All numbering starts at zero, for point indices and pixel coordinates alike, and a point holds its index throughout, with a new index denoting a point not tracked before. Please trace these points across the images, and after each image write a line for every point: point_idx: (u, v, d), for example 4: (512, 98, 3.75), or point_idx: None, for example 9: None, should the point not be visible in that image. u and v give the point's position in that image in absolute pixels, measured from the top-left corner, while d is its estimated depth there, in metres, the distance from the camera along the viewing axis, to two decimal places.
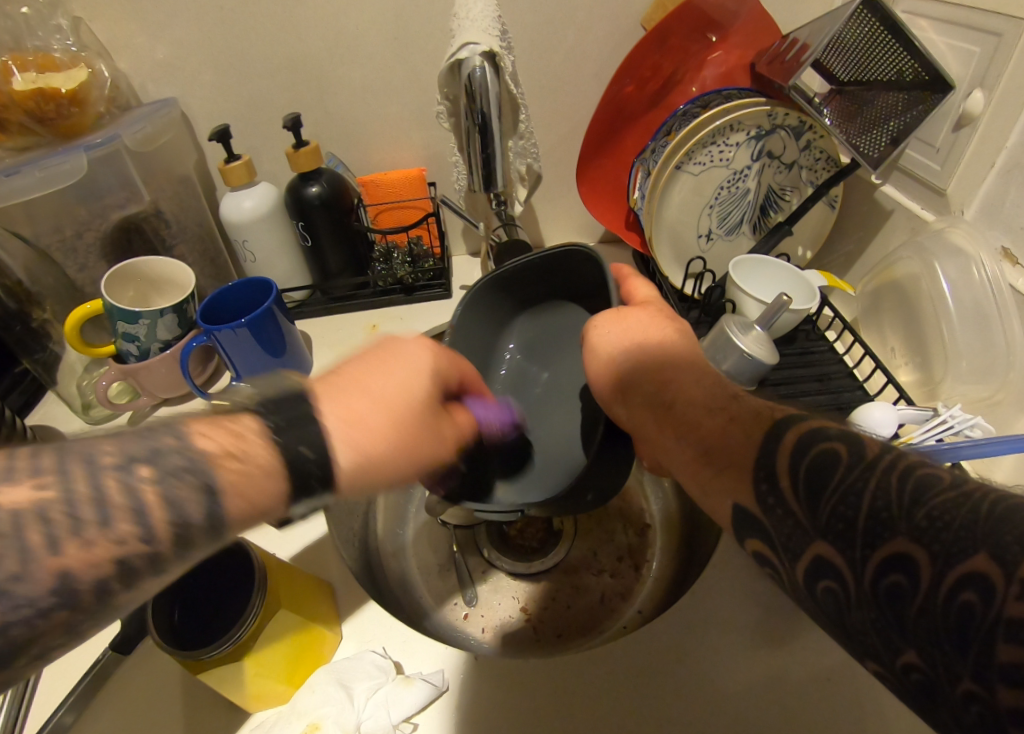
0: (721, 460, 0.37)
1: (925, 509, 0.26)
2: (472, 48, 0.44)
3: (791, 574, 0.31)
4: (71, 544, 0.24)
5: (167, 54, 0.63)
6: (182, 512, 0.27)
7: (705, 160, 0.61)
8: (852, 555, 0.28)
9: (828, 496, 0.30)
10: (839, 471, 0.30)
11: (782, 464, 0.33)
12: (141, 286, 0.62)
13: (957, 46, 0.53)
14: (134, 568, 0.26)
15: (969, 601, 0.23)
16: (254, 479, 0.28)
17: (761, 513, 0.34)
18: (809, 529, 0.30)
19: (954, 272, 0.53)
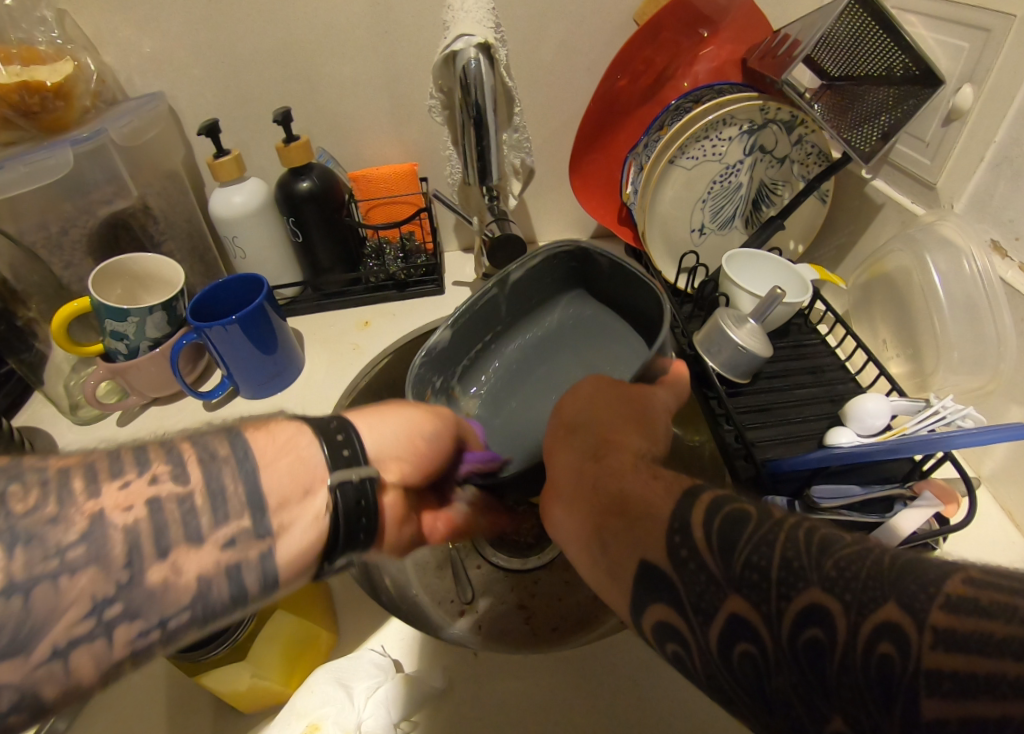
0: (631, 513, 0.33)
1: (833, 559, 0.26)
2: (467, 40, 0.43)
3: (773, 632, 0.26)
4: (108, 487, 0.29)
5: (154, 49, 0.62)
6: (212, 467, 0.32)
7: (698, 154, 0.61)
8: (767, 609, 0.27)
9: (739, 547, 0.29)
10: (750, 524, 0.29)
11: (693, 515, 0.31)
12: (128, 283, 0.61)
13: (946, 42, 0.54)
14: (160, 525, 0.29)
15: (886, 651, 0.23)
16: (300, 449, 0.34)
17: (670, 568, 0.30)
18: (720, 581, 0.29)
19: (945, 265, 0.54)
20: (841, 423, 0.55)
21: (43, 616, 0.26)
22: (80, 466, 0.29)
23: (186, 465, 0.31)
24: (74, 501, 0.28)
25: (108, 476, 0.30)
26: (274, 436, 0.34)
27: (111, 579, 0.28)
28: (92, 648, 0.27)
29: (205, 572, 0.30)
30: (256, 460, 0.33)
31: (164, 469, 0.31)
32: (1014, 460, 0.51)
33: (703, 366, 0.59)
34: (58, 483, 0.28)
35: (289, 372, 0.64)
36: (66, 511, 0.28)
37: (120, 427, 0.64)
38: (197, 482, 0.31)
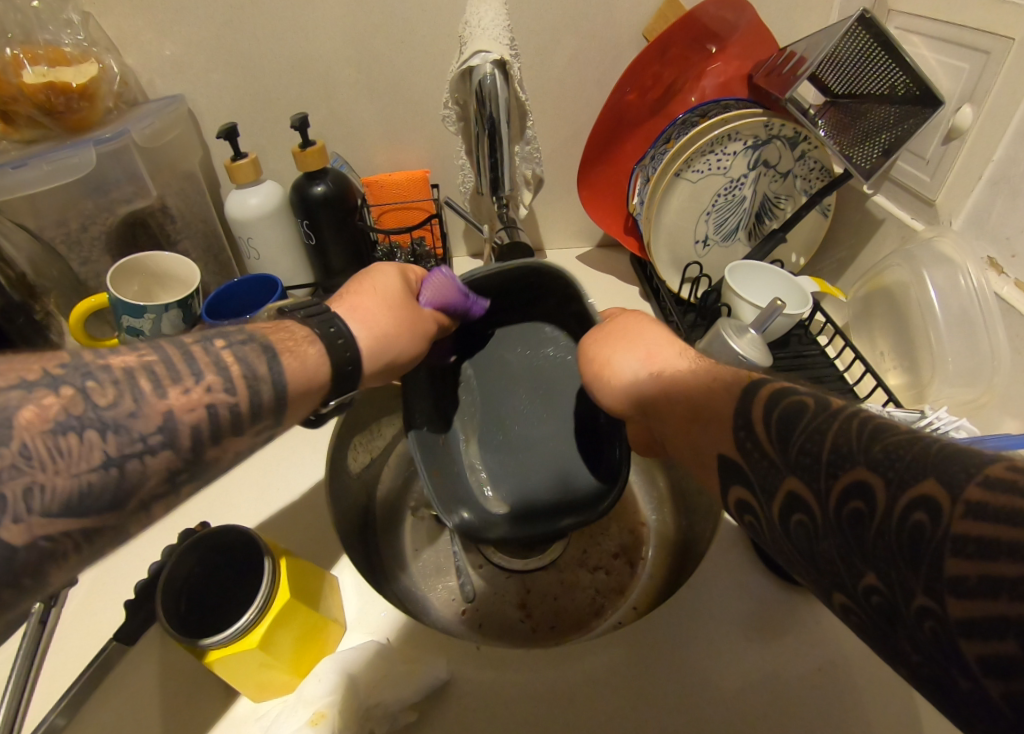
0: (709, 415, 0.35)
1: (880, 445, 0.25)
2: (484, 56, 0.45)
3: (805, 545, 0.28)
4: (172, 390, 0.31)
5: (175, 52, 0.64)
6: (255, 382, 0.34)
7: (703, 167, 0.62)
8: (841, 508, 0.26)
9: (797, 433, 0.29)
10: (807, 415, 0.29)
11: (756, 412, 0.32)
12: (145, 280, 0.63)
13: (947, 64, 0.55)
14: (217, 421, 0.32)
15: (918, 521, 0.23)
16: (302, 355, 0.37)
17: (739, 458, 0.32)
18: (778, 464, 0.30)
19: (942, 281, 0.55)
20: None
21: (127, 488, 0.29)
22: (140, 366, 0.31)
23: (231, 375, 0.33)
24: (146, 399, 0.30)
25: (168, 378, 0.31)
26: (302, 361, 0.37)
27: (180, 458, 0.31)
28: (168, 504, 0.31)
29: (249, 447, 0.35)
30: (276, 367, 0.35)
31: (217, 380, 0.32)
32: None
33: None
34: (126, 379, 0.30)
35: None
36: (142, 408, 0.30)
37: None
38: (252, 395, 0.34)
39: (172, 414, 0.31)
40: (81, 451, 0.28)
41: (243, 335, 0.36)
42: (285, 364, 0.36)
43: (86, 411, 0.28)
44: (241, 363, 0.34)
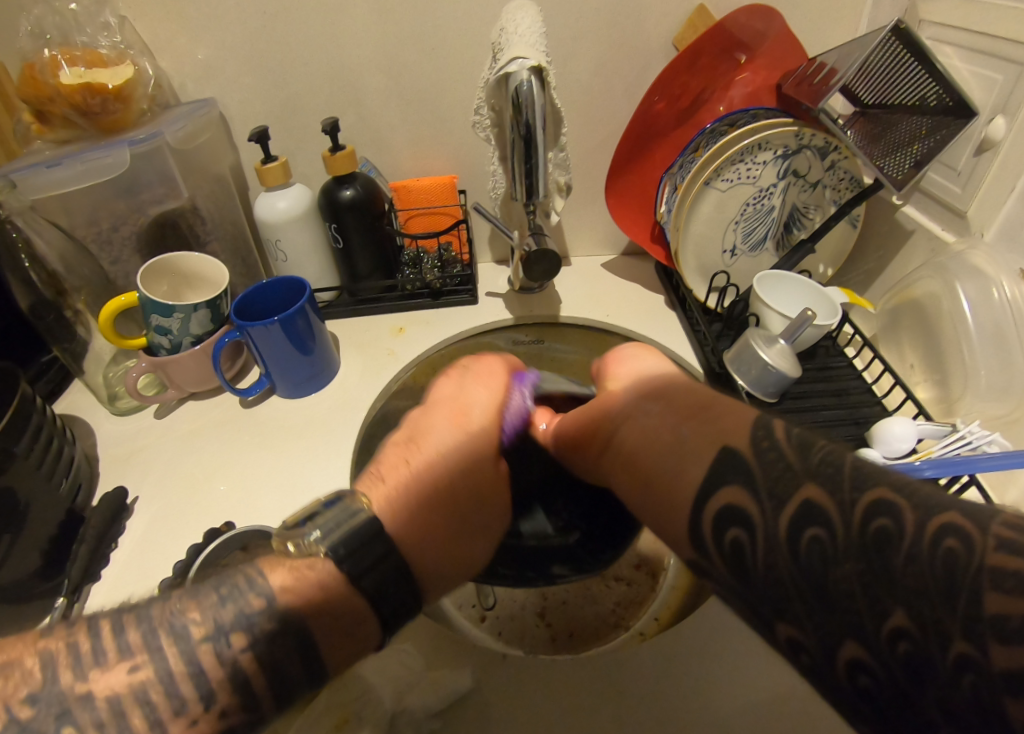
0: (697, 441, 0.39)
1: (950, 574, 0.26)
2: (521, 63, 0.45)
3: (816, 643, 0.29)
4: (97, 672, 0.28)
5: (208, 56, 0.65)
6: (224, 653, 0.30)
7: (732, 177, 0.62)
8: (873, 632, 0.27)
9: (892, 545, 0.28)
10: (891, 534, 0.28)
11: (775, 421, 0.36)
12: (174, 281, 0.64)
13: (981, 74, 0.55)
14: (175, 693, 0.29)
15: (997, 640, 0.24)
16: (304, 579, 0.33)
17: (746, 495, 0.34)
18: (798, 471, 0.33)
19: (974, 292, 0.55)
20: (867, 445, 0.56)
21: None
22: (130, 695, 0.28)
23: (179, 676, 0.29)
24: (71, 680, 0.28)
25: (166, 708, 0.28)
26: (301, 593, 0.33)
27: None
28: None
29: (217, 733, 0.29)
30: (266, 592, 0.32)
31: (189, 694, 0.29)
32: None
33: (732, 384, 0.59)
34: (72, 708, 0.27)
35: (324, 373, 0.66)
36: (86, 693, 0.28)
37: (157, 420, 0.65)
38: (234, 677, 0.30)
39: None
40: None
41: (209, 626, 0.30)
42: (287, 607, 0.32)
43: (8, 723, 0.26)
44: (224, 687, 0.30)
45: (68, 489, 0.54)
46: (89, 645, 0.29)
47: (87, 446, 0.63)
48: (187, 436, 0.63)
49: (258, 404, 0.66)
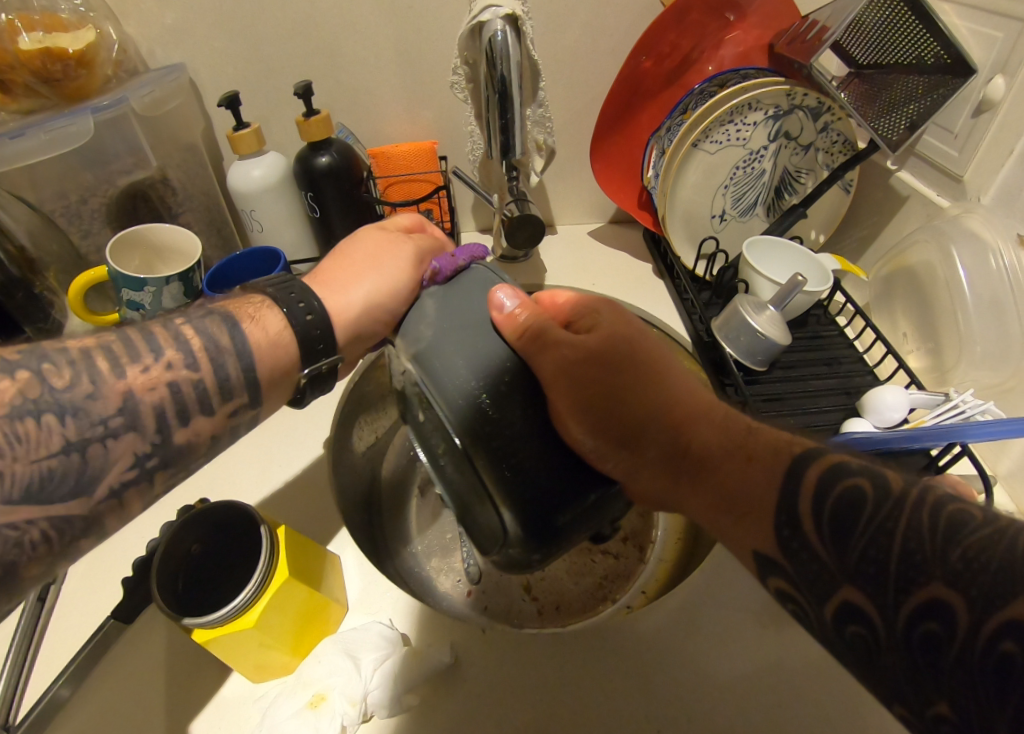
0: (741, 505, 0.35)
1: (959, 549, 0.26)
2: (495, 11, 0.43)
3: (817, 614, 0.31)
4: (131, 370, 0.32)
5: (175, 19, 0.62)
6: (220, 356, 0.35)
7: (721, 139, 0.60)
8: (885, 600, 0.28)
9: (857, 533, 0.29)
10: (867, 506, 0.29)
11: (813, 481, 0.32)
12: (145, 254, 0.62)
13: (979, 32, 0.52)
14: (182, 401, 0.33)
15: (1008, 649, 0.23)
16: (263, 321, 0.37)
17: (781, 555, 0.33)
18: (834, 572, 0.30)
19: (970, 260, 0.53)
20: (858, 415, 0.54)
21: (91, 473, 0.30)
22: (100, 354, 0.31)
23: (196, 354, 0.34)
24: (104, 381, 0.31)
25: (129, 361, 0.32)
26: (263, 328, 0.37)
27: (147, 441, 0.32)
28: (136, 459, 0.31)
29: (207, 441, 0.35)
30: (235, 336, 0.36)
31: (178, 359, 0.33)
32: None
33: (721, 352, 0.58)
34: (85, 372, 0.30)
35: None
36: (100, 389, 0.30)
37: None
38: (219, 382, 0.34)
39: (133, 397, 0.31)
40: (44, 438, 0.29)
41: (204, 316, 0.36)
42: (246, 346, 0.36)
43: (41, 395, 0.29)
44: (215, 362, 0.34)
45: None
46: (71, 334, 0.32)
47: None
48: None
49: None
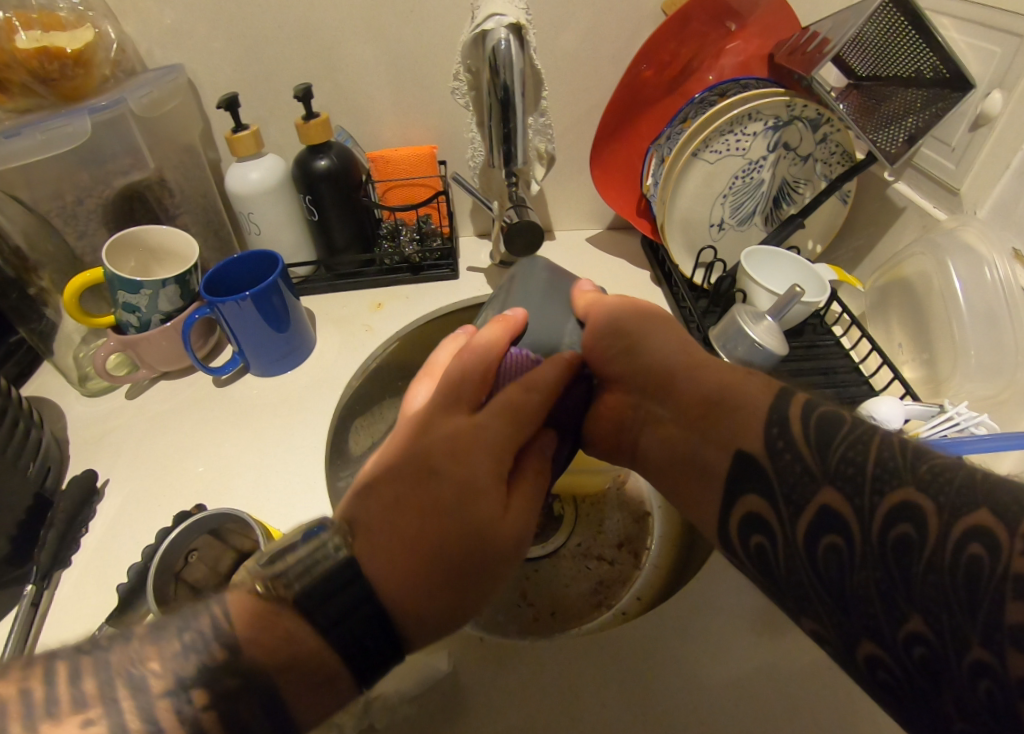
0: (730, 404, 0.41)
1: (927, 465, 0.31)
2: (498, 20, 0.43)
3: (789, 535, 0.35)
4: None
5: (174, 20, 0.61)
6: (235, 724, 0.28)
7: (721, 148, 0.60)
8: (858, 502, 0.32)
9: (835, 443, 0.35)
10: (845, 423, 0.35)
11: (791, 412, 0.37)
12: (141, 256, 0.61)
13: (976, 45, 0.52)
14: None
15: (976, 554, 0.27)
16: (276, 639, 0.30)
17: (769, 473, 0.37)
18: (815, 473, 0.35)
19: (965, 271, 0.53)
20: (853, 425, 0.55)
21: None
22: None
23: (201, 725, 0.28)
24: None
25: None
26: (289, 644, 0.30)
27: None
28: None
29: None
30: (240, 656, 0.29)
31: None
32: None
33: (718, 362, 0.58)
34: None
35: (299, 350, 0.64)
36: None
37: (129, 400, 0.63)
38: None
39: None
40: None
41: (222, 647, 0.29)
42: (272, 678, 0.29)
43: None
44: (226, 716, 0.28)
45: (36, 474, 0.51)
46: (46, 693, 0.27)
47: (56, 429, 0.60)
48: (159, 417, 0.61)
49: (232, 383, 0.64)
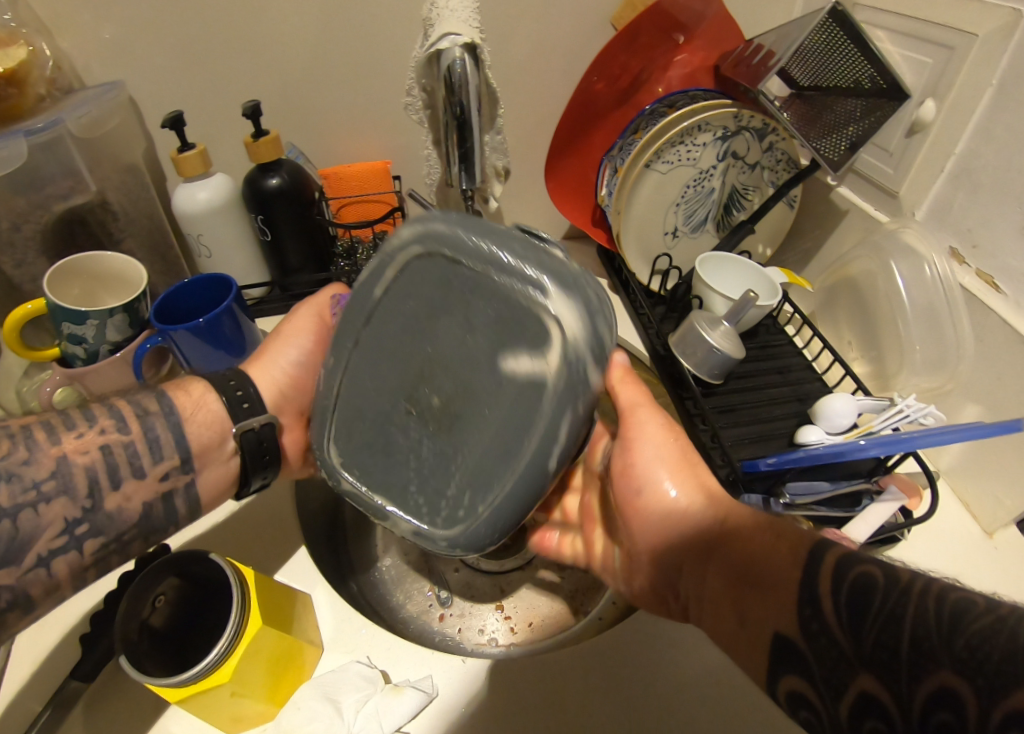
0: (763, 581, 0.32)
1: (964, 637, 0.23)
2: (453, 39, 0.44)
3: (831, 711, 0.27)
4: (66, 437, 0.38)
5: (115, 35, 0.59)
6: (148, 419, 0.42)
7: (672, 158, 0.62)
8: (896, 685, 0.24)
9: (869, 620, 0.26)
10: (877, 593, 0.27)
11: (824, 568, 0.29)
12: (86, 283, 0.58)
13: (910, 57, 0.55)
14: (112, 464, 0.39)
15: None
16: (219, 468, 0.45)
17: (801, 640, 0.29)
18: (850, 656, 0.27)
19: (907, 270, 0.56)
20: (811, 421, 0.57)
21: (26, 537, 0.35)
22: (95, 466, 0.39)
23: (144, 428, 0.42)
24: (39, 447, 0.37)
25: (106, 480, 0.39)
26: (194, 402, 0.45)
27: (76, 505, 0.38)
28: (66, 557, 0.37)
29: (147, 499, 0.41)
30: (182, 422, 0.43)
31: (118, 432, 0.40)
32: (970, 456, 0.53)
33: (679, 367, 0.60)
34: (63, 484, 0.37)
35: None
36: (36, 454, 0.37)
37: None
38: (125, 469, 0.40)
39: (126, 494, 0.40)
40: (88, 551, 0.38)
41: (159, 403, 0.43)
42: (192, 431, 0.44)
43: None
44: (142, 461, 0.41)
45: None
46: (43, 443, 0.37)
47: None
48: None
49: None
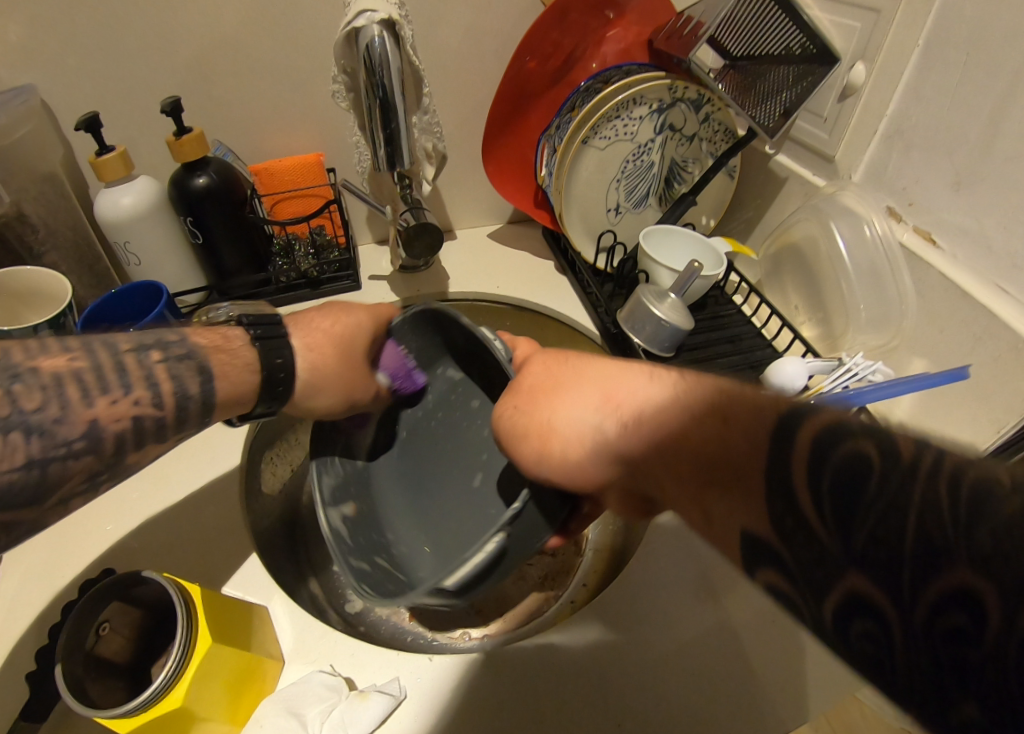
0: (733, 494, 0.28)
1: (987, 525, 0.19)
2: (369, 17, 0.42)
3: (814, 617, 0.24)
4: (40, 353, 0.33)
5: (18, 35, 0.55)
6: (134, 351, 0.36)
7: (609, 134, 0.61)
8: (898, 596, 0.21)
9: (862, 510, 0.22)
10: (873, 475, 0.22)
11: (801, 452, 0.25)
12: (6, 301, 0.55)
13: (839, 22, 0.55)
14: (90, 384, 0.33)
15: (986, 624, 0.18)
16: (237, 380, 0.41)
17: (775, 540, 0.26)
18: (837, 555, 0.23)
19: (847, 231, 0.57)
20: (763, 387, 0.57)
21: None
22: (70, 371, 0.33)
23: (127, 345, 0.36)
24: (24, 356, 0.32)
25: (86, 389, 0.33)
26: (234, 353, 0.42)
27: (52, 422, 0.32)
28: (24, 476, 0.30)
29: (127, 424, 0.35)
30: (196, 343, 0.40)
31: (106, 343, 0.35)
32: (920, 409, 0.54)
33: (630, 343, 0.60)
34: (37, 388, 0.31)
35: None
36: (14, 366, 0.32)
37: None
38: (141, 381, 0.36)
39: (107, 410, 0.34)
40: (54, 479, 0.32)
41: (183, 348, 0.39)
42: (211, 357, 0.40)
43: None
44: (170, 379, 0.37)
45: None
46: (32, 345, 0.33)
47: None
48: None
49: None
